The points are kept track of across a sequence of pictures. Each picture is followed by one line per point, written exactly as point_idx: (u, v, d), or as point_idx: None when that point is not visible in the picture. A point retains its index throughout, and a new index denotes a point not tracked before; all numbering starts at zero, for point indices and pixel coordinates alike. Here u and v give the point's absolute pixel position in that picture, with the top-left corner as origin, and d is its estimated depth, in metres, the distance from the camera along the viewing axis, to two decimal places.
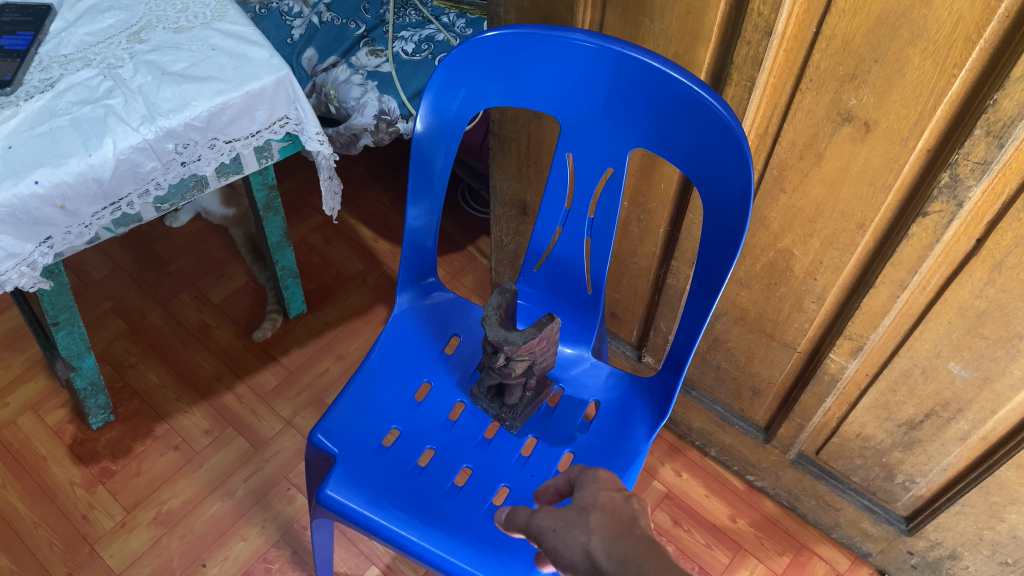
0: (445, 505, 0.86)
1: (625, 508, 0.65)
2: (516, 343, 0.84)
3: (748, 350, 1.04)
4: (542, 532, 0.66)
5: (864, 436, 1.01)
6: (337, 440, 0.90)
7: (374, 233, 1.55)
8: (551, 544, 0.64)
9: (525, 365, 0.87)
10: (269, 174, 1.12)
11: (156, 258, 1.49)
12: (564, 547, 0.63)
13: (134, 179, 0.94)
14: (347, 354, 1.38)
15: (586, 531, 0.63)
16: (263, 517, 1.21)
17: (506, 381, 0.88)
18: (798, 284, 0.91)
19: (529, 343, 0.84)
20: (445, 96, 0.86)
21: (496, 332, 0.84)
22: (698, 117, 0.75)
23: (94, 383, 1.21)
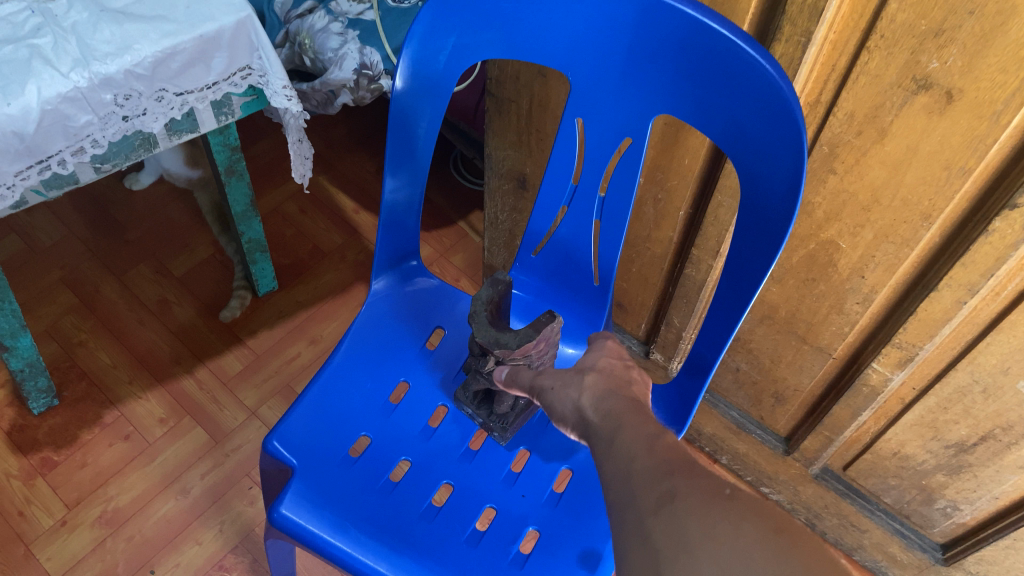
0: (421, 530, 0.73)
1: (620, 375, 0.67)
2: (509, 346, 0.71)
3: (773, 353, 0.91)
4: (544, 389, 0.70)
5: (902, 455, 0.88)
6: (295, 449, 0.76)
7: (355, 203, 1.41)
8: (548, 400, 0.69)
9: (520, 371, 0.74)
10: (230, 134, 0.98)
11: (114, 224, 1.35)
12: (558, 402, 0.67)
13: (65, 134, 0.80)
14: (322, 338, 1.25)
15: (579, 389, 0.66)
16: (221, 519, 1.08)
17: (495, 388, 0.77)
18: (841, 282, 0.78)
19: (525, 346, 0.71)
20: (431, 46, 0.72)
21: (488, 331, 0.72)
22: (742, 79, 0.61)
23: (32, 364, 1.08)
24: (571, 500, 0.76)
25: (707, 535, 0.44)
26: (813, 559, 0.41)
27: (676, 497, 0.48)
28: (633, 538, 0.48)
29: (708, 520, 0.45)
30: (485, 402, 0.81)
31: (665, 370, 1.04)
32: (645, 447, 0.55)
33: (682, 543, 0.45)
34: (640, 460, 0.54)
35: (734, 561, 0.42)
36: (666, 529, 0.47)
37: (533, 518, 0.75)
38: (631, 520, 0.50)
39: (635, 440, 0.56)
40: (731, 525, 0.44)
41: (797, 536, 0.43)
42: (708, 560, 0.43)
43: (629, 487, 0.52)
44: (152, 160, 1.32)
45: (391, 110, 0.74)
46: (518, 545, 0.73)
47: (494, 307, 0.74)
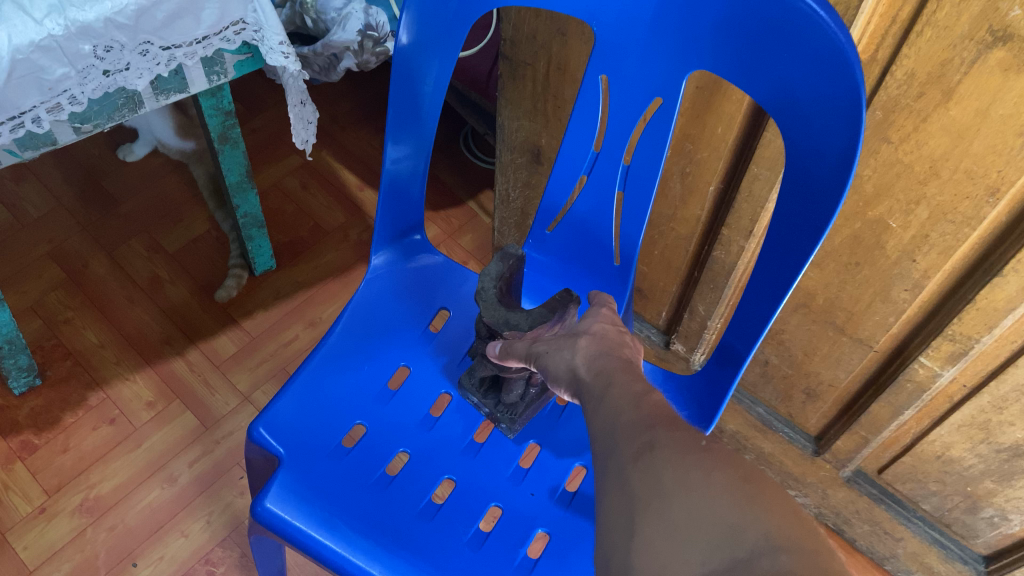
0: (419, 530, 0.66)
1: (613, 337, 0.60)
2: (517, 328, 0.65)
3: (806, 345, 0.84)
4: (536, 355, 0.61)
5: (946, 458, 0.81)
6: (283, 438, 0.70)
7: (359, 180, 1.34)
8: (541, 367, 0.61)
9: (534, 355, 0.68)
10: (224, 97, 0.91)
11: (106, 197, 1.29)
12: (551, 365, 0.60)
13: (39, 89, 0.73)
14: (321, 321, 1.18)
15: (576, 352, 0.59)
16: (210, 509, 1.01)
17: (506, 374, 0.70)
18: (889, 266, 0.70)
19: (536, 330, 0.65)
20: None
21: (496, 310, 0.66)
22: (791, 27, 0.53)
23: (11, 341, 1.01)
24: (584, 500, 0.69)
25: (682, 483, 0.42)
26: (783, 509, 0.39)
27: (657, 446, 0.46)
28: (611, 486, 0.46)
29: (683, 468, 0.43)
30: (492, 389, 0.75)
31: (686, 362, 0.97)
32: (630, 402, 0.51)
33: (656, 488, 0.43)
34: (626, 414, 0.50)
35: (704, 504, 0.40)
36: (643, 477, 0.44)
37: (542, 519, 0.68)
38: (611, 469, 0.47)
39: (623, 398, 0.52)
40: (702, 471, 0.42)
41: (771, 487, 0.40)
42: (679, 506, 0.41)
43: (610, 439, 0.49)
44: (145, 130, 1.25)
45: (393, 65, 0.69)
46: (526, 548, 0.67)
47: (505, 284, 0.68)
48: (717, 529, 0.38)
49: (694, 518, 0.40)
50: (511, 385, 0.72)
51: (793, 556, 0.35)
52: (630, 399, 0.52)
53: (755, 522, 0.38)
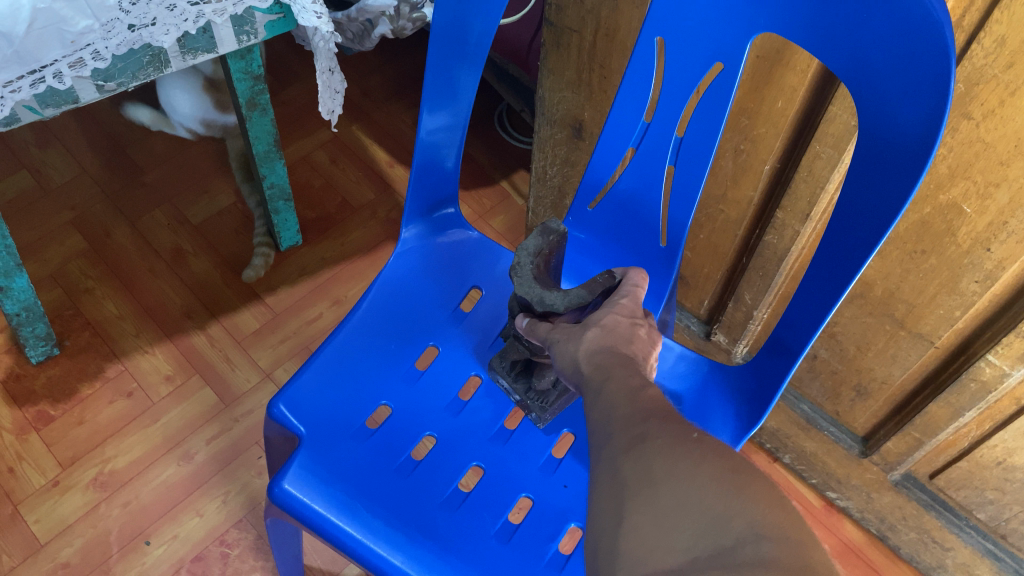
0: (443, 520, 0.62)
1: (624, 329, 0.55)
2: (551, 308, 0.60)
3: (860, 339, 0.79)
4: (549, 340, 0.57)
5: (1007, 465, 0.75)
6: (303, 417, 0.66)
7: (390, 156, 1.30)
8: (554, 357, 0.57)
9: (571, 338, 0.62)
10: (254, 60, 0.87)
11: (130, 165, 1.26)
12: (558, 355, 0.55)
13: (61, 42, 0.70)
14: (346, 299, 1.14)
15: (584, 345, 0.54)
16: (226, 489, 0.98)
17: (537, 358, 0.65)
18: (959, 255, 0.65)
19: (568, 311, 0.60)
20: None
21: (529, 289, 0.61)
22: None
23: (28, 308, 0.98)
24: None
25: (671, 471, 0.40)
26: (774, 500, 0.37)
27: (648, 435, 0.43)
28: (600, 478, 0.43)
29: (674, 457, 0.40)
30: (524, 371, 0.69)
31: (727, 354, 0.92)
32: (626, 397, 0.48)
33: (644, 475, 0.41)
34: (622, 406, 0.47)
35: (692, 492, 0.38)
36: (632, 467, 0.41)
37: (575, 513, 0.64)
38: (599, 460, 0.44)
39: (619, 392, 0.48)
40: (690, 460, 0.40)
41: (761, 477, 0.38)
42: (667, 495, 0.39)
43: (604, 431, 0.46)
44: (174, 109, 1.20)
45: (433, 31, 0.64)
46: (558, 543, 0.62)
47: (543, 260, 0.63)
48: (702, 518, 0.37)
49: (681, 508, 0.38)
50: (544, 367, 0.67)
51: (780, 547, 0.34)
52: (625, 392, 0.48)
53: (742, 511, 0.36)
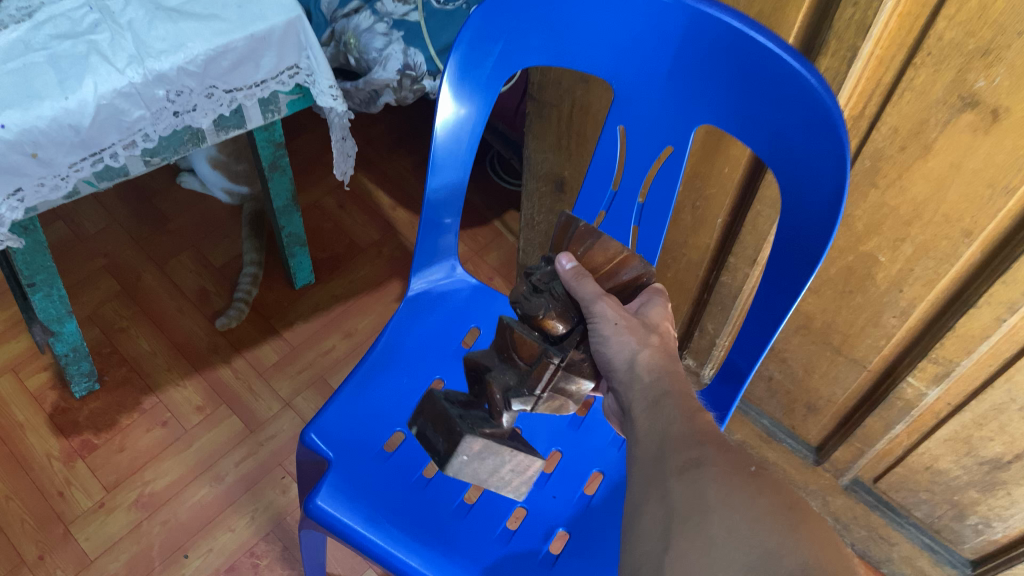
0: (452, 528, 0.74)
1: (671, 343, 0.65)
2: (592, 259, 0.66)
3: (807, 363, 0.91)
4: (598, 310, 0.63)
5: (934, 469, 0.88)
6: (332, 443, 0.78)
7: (392, 199, 1.43)
8: (600, 337, 0.64)
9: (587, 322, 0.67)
10: (276, 130, 1.01)
11: (156, 214, 1.39)
12: (615, 345, 0.63)
13: (117, 129, 0.82)
14: (356, 332, 1.27)
15: (636, 337, 0.62)
16: (254, 507, 1.10)
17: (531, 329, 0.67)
18: (879, 295, 0.78)
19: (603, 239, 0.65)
20: (478, 52, 0.72)
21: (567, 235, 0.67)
22: (785, 92, 0.62)
23: (76, 349, 1.10)
24: (602, 502, 0.77)
25: (724, 502, 0.47)
26: (821, 543, 0.43)
27: (701, 464, 0.50)
28: (652, 495, 0.51)
29: (729, 489, 0.48)
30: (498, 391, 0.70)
31: (697, 376, 1.05)
32: (684, 415, 0.56)
33: (697, 504, 0.48)
34: (678, 425, 0.55)
35: (745, 526, 0.45)
36: (686, 491, 0.49)
37: (563, 520, 0.76)
38: (651, 482, 0.52)
39: (676, 411, 0.57)
40: (746, 497, 0.47)
41: (810, 521, 0.45)
42: (718, 523, 0.46)
43: (658, 446, 0.54)
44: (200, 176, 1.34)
45: (437, 104, 0.74)
46: (549, 544, 0.74)
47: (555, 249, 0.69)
48: (753, 551, 0.43)
49: (731, 536, 0.45)
50: (522, 346, 0.67)
51: None
52: (681, 418, 0.56)
53: (793, 551, 0.43)
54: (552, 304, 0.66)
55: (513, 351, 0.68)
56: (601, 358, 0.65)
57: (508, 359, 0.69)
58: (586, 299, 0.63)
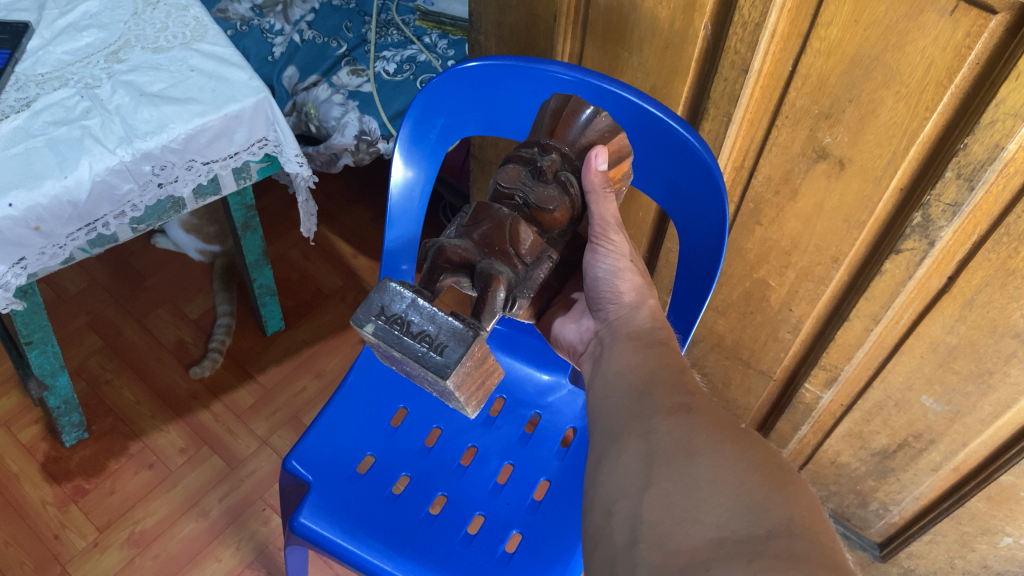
0: (419, 534, 0.85)
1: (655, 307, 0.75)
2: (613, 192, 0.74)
3: (724, 377, 1.05)
4: (614, 239, 0.70)
5: (838, 463, 1.02)
6: (311, 467, 0.88)
7: (354, 249, 1.56)
8: (607, 268, 0.71)
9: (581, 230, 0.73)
10: (247, 194, 1.14)
11: (134, 273, 1.50)
12: (625, 283, 0.71)
13: (110, 201, 0.93)
14: (325, 372, 1.38)
15: (637, 275, 0.71)
16: (238, 537, 1.19)
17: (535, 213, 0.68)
18: (774, 313, 0.91)
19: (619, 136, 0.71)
20: (424, 125, 0.86)
21: (583, 137, 0.70)
22: (675, 151, 0.75)
23: (67, 401, 1.20)
24: (549, 506, 0.87)
25: (710, 450, 0.52)
26: (805, 504, 0.48)
27: (690, 413, 0.56)
28: (638, 435, 0.56)
29: (718, 439, 0.52)
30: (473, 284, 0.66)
31: None
32: (674, 369, 0.63)
33: (685, 448, 0.53)
34: (668, 370, 0.63)
35: (730, 473, 0.49)
36: (676, 438, 0.54)
37: (515, 522, 0.86)
38: (639, 420, 0.58)
39: (663, 366, 0.64)
40: (734, 450, 0.51)
41: (791, 482, 0.50)
42: (705, 468, 0.50)
43: (647, 392, 0.61)
44: (173, 238, 1.47)
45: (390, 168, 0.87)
46: (503, 545, 0.85)
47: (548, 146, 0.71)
48: (741, 499, 0.47)
49: (716, 482, 0.49)
50: (523, 237, 0.66)
51: (808, 545, 0.44)
52: (672, 366, 0.64)
53: (778, 506, 0.47)
54: (562, 199, 0.69)
55: (510, 238, 0.66)
56: (592, 286, 0.73)
57: (495, 251, 0.66)
58: (613, 228, 0.70)
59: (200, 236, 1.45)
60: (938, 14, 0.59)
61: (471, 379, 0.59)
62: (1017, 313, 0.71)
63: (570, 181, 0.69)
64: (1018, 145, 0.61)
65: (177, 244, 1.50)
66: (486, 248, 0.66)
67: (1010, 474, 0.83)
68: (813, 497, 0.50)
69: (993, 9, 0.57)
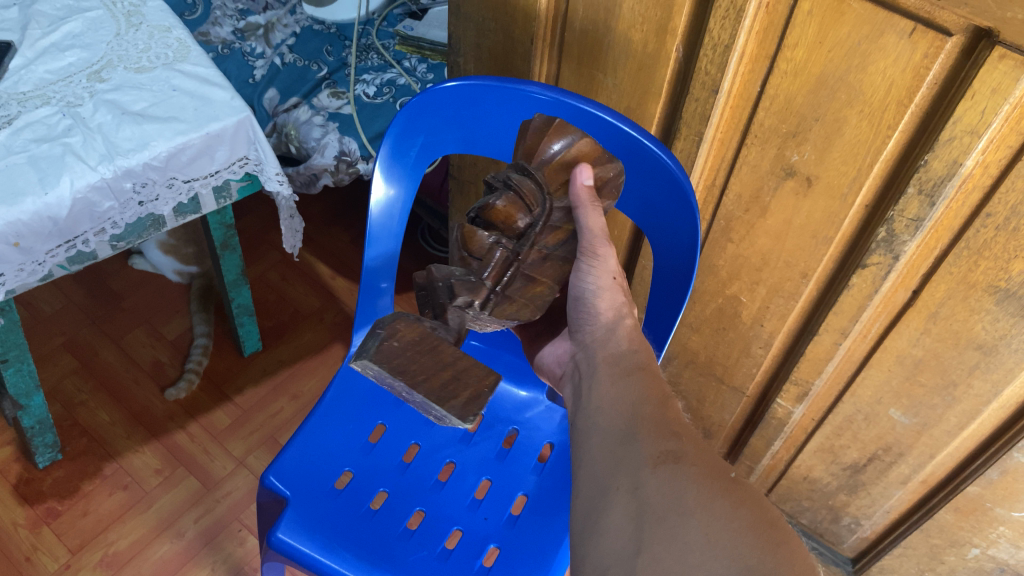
0: (397, 550, 0.84)
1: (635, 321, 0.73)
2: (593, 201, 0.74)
3: (698, 394, 1.07)
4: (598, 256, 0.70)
5: (810, 478, 1.04)
6: (289, 483, 0.86)
7: (332, 271, 1.58)
8: (590, 286, 0.70)
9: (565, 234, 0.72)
10: (226, 213, 1.15)
11: (111, 294, 1.50)
12: (604, 300, 0.70)
13: (90, 218, 0.94)
14: (302, 394, 1.38)
15: (620, 290, 0.71)
16: (213, 559, 1.18)
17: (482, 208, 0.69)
18: (746, 330, 0.93)
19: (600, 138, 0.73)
20: (403, 143, 0.88)
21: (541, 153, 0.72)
22: (649, 169, 0.77)
23: (42, 421, 1.19)
24: (526, 521, 0.87)
25: (702, 509, 0.51)
26: (798, 564, 0.48)
27: (678, 463, 0.55)
28: (626, 487, 0.55)
29: (709, 495, 0.52)
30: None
31: None
32: (659, 405, 0.62)
33: (676, 506, 0.52)
34: (650, 406, 0.62)
35: (724, 536, 0.49)
36: (665, 493, 0.53)
37: (493, 537, 0.86)
38: (626, 470, 0.57)
39: (646, 404, 0.62)
40: (725, 508, 0.51)
41: (783, 540, 0.50)
42: (698, 530, 0.50)
43: (632, 435, 0.59)
44: (151, 259, 1.48)
45: (370, 185, 0.88)
46: (481, 559, 0.85)
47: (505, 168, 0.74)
48: (736, 566, 0.47)
49: (710, 544, 0.49)
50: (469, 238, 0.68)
51: None
52: (654, 400, 0.62)
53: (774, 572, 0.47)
54: (507, 195, 0.69)
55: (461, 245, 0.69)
56: (574, 306, 0.72)
57: (461, 262, 0.69)
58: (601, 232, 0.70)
59: (178, 256, 1.45)
60: (897, 36, 0.62)
61: (417, 361, 0.60)
62: (979, 324, 0.73)
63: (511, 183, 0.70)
64: (975, 161, 0.64)
65: (155, 266, 1.51)
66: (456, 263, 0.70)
67: (976, 485, 0.85)
68: (801, 548, 0.51)
69: (948, 31, 0.60)
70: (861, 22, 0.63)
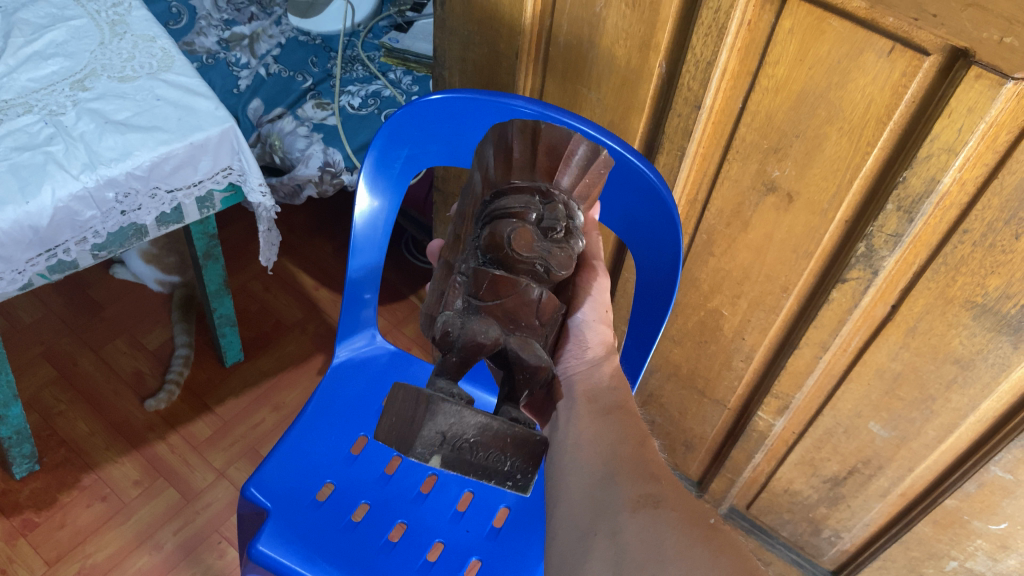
0: (378, 561, 0.83)
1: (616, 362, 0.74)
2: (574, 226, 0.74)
3: (680, 406, 1.08)
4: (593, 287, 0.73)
5: (791, 490, 1.04)
6: (270, 494, 0.84)
7: (315, 282, 1.57)
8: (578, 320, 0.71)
9: None
10: (209, 223, 1.15)
11: (92, 303, 1.49)
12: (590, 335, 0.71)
13: (71, 227, 0.93)
14: (284, 405, 1.38)
15: (608, 322, 0.72)
16: (192, 571, 1.17)
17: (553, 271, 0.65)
18: (727, 342, 0.94)
19: None
20: (389, 155, 0.89)
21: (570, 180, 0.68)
22: (632, 182, 0.78)
23: (19, 431, 1.18)
24: (508, 533, 0.87)
25: (682, 556, 0.51)
26: None
27: (658, 507, 0.56)
28: (605, 533, 0.55)
29: (690, 542, 0.52)
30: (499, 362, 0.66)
31: None
32: (637, 448, 0.63)
33: (655, 553, 0.52)
34: (628, 447, 0.63)
35: None
36: (644, 540, 0.53)
37: (475, 550, 0.85)
38: (605, 515, 0.57)
39: (625, 448, 0.63)
40: (705, 554, 0.51)
41: None
42: None
43: (609, 477, 0.60)
44: (132, 268, 1.47)
45: (354, 197, 0.88)
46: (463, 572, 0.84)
47: (546, 196, 0.67)
48: None
49: None
50: (546, 305, 0.65)
51: None
52: (631, 441, 0.63)
53: None
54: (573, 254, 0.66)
55: (532, 311, 0.65)
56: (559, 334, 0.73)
57: (522, 328, 0.65)
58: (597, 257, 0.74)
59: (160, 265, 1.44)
60: (876, 55, 0.63)
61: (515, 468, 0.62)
62: (956, 339, 0.74)
63: (575, 231, 0.67)
64: (952, 179, 0.65)
65: (136, 275, 1.50)
66: (511, 326, 0.65)
67: (954, 499, 0.86)
68: None
69: (925, 51, 0.61)
70: (841, 40, 0.64)
